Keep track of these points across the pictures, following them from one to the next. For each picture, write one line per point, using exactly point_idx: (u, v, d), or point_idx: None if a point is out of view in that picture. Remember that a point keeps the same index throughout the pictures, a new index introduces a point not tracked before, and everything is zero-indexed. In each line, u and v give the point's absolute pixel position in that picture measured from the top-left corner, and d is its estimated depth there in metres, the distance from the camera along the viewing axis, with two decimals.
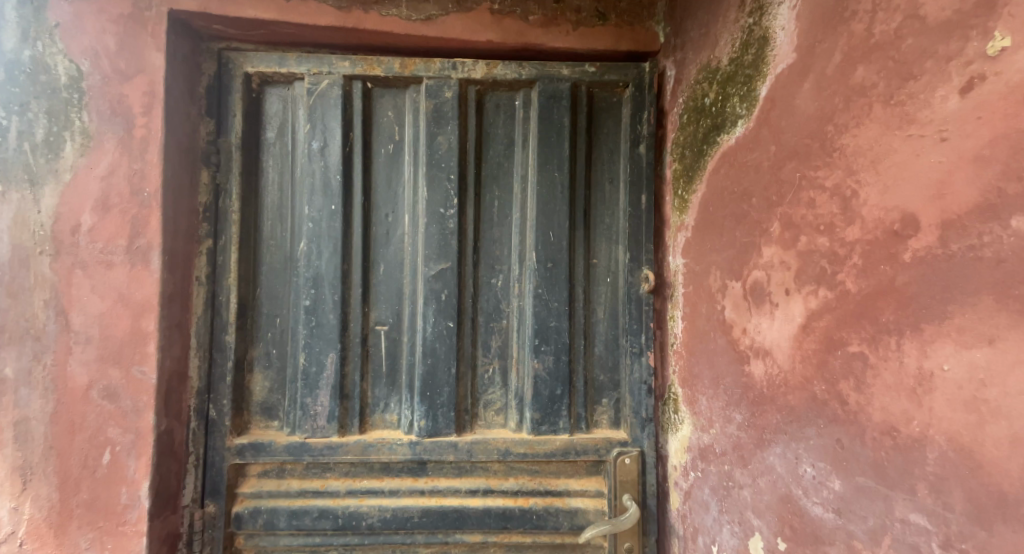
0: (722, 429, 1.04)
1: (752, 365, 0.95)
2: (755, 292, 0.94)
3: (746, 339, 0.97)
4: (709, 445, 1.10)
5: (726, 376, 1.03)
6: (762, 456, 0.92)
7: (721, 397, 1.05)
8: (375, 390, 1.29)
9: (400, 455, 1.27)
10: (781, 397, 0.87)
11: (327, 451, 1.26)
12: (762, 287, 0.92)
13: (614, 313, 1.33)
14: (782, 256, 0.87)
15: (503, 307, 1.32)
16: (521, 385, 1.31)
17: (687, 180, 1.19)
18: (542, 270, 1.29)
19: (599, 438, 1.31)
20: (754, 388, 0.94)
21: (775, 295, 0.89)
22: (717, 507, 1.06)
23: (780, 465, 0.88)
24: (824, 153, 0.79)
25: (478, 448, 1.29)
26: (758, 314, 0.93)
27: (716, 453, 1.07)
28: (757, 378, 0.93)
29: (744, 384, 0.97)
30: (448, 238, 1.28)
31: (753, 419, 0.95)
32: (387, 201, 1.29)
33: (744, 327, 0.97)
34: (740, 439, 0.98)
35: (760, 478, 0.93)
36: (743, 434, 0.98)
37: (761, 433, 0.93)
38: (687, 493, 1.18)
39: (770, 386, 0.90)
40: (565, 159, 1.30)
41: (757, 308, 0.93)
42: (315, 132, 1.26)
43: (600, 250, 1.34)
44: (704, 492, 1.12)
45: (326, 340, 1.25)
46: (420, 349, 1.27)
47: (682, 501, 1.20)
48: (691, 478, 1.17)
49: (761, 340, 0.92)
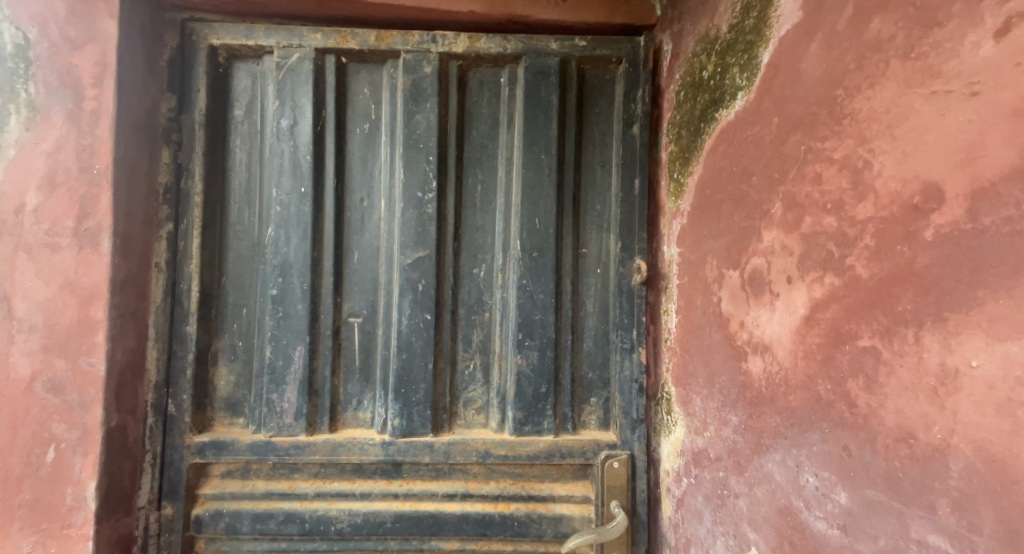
0: (718, 433, 0.97)
1: (750, 362, 0.88)
2: (755, 282, 0.87)
3: (744, 334, 0.90)
4: (702, 449, 1.03)
5: (722, 374, 0.96)
6: (761, 462, 0.84)
7: (716, 397, 0.98)
8: (348, 387, 1.20)
9: (372, 456, 1.19)
10: (782, 395, 0.79)
11: (294, 451, 1.17)
12: (762, 275, 0.84)
13: (604, 308, 1.25)
14: (784, 240, 0.79)
15: (485, 299, 1.23)
16: (504, 382, 1.22)
17: (684, 161, 1.12)
18: (527, 259, 1.20)
19: (586, 440, 1.22)
20: (753, 386, 0.86)
21: (775, 283, 0.81)
22: (710, 518, 0.99)
23: (779, 475, 0.79)
24: (832, 121, 0.70)
25: (455, 450, 1.20)
26: (757, 306, 0.86)
27: (710, 458, 0.99)
28: (755, 377, 0.86)
29: (742, 383, 0.90)
30: (426, 224, 1.19)
31: (750, 421, 0.87)
32: (361, 185, 1.21)
33: (742, 320, 0.90)
34: (736, 443, 0.91)
35: (757, 488, 0.85)
36: (739, 438, 0.90)
37: (760, 437, 0.84)
38: (680, 500, 1.10)
39: (768, 385, 0.82)
40: (553, 140, 1.21)
41: (757, 298, 0.86)
42: (285, 108, 1.17)
43: (590, 239, 1.25)
44: (697, 501, 1.04)
45: (294, 332, 1.17)
46: (396, 342, 1.19)
47: (674, 508, 1.12)
48: (684, 484, 1.09)
49: (760, 334, 0.85)
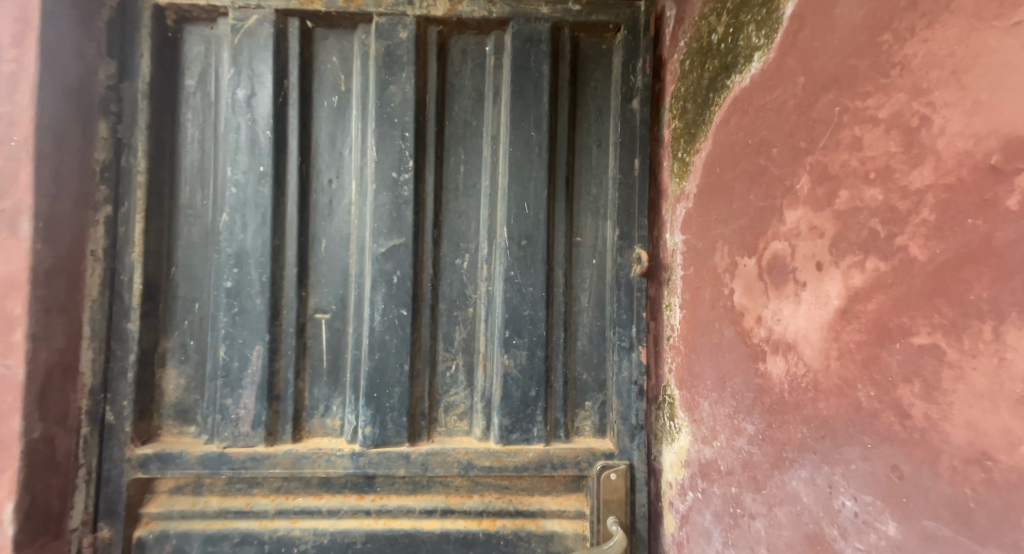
0: (729, 443, 0.87)
1: (768, 363, 0.78)
2: (775, 270, 0.75)
3: (760, 330, 0.79)
4: (711, 461, 0.92)
5: (734, 376, 0.86)
6: (782, 479, 0.73)
7: (727, 402, 0.88)
8: (314, 391, 1.08)
9: (340, 469, 1.06)
10: (813, 402, 0.68)
11: (251, 464, 1.04)
12: (783, 262, 0.73)
13: (600, 302, 1.12)
14: (811, 221, 0.68)
15: (469, 292, 1.10)
16: (489, 385, 1.09)
17: (689, 138, 1.00)
18: (514, 249, 1.08)
19: (580, 449, 1.10)
20: (774, 392, 0.76)
21: (801, 271, 0.70)
22: (721, 538, 0.89)
23: (807, 496, 0.68)
24: (877, 73, 0.59)
25: (434, 461, 1.07)
26: (777, 298, 0.75)
27: (720, 471, 0.89)
28: (775, 381, 0.76)
29: (759, 387, 0.80)
30: (401, 209, 1.06)
31: (769, 432, 0.77)
32: (330, 164, 1.08)
33: (759, 314, 0.80)
34: (752, 456, 0.81)
35: (778, 509, 0.74)
36: (755, 450, 0.80)
37: (781, 450, 0.74)
38: (685, 516, 0.99)
39: (792, 389, 0.72)
40: (544, 116, 1.08)
41: (778, 289, 0.75)
42: (241, 77, 1.04)
43: (585, 226, 1.12)
44: (704, 518, 0.94)
45: (252, 329, 1.04)
46: (367, 341, 1.06)
47: (678, 525, 1.02)
48: (690, 499, 0.99)
49: (781, 330, 0.74)
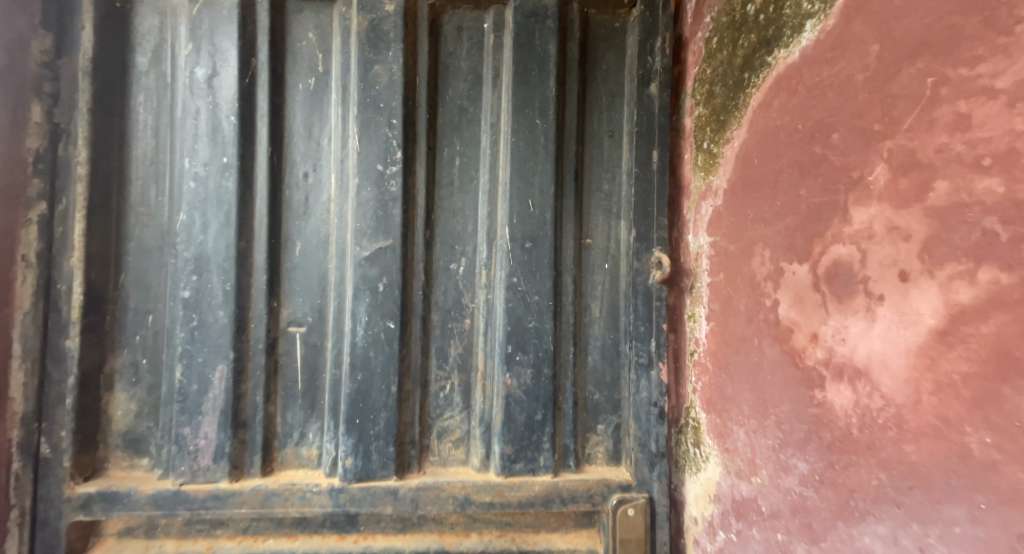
0: (773, 482, 0.75)
1: (827, 392, 0.65)
2: (837, 279, 0.63)
3: (814, 350, 0.67)
4: (749, 499, 0.80)
5: (778, 402, 0.74)
6: (848, 533, 0.63)
7: (770, 433, 0.75)
8: (287, 416, 0.93)
9: (316, 507, 0.92)
10: (894, 444, 0.57)
11: (212, 504, 0.90)
12: (849, 271, 0.61)
13: (613, 312, 0.99)
14: (891, 220, 0.56)
15: (466, 302, 0.97)
16: (489, 409, 0.96)
17: (718, 126, 0.87)
18: (518, 253, 0.94)
19: (592, 481, 0.97)
20: (837, 426, 0.64)
21: (875, 282, 0.58)
22: None
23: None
24: (990, 33, 0.48)
25: (426, 497, 0.94)
26: (840, 313, 0.63)
27: (761, 513, 0.77)
28: (838, 412, 0.64)
29: (814, 418, 0.68)
30: (388, 207, 0.92)
31: (829, 473, 0.65)
32: (305, 155, 0.93)
33: (814, 332, 0.67)
34: (806, 501, 0.69)
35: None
36: (809, 493, 0.69)
37: (847, 498, 0.63)
38: None
39: (864, 426, 0.60)
40: (550, 101, 0.95)
41: (842, 303, 0.63)
42: (202, 55, 0.90)
43: (596, 227, 0.99)
44: None
45: (214, 346, 0.90)
46: (349, 360, 0.92)
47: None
48: (720, 539, 0.86)
49: (847, 352, 0.62)
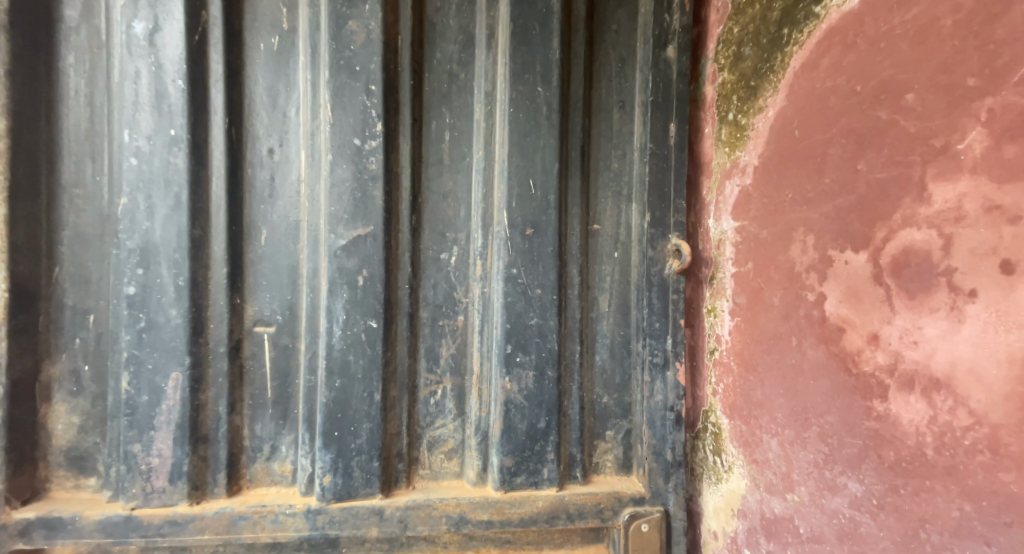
0: (815, 502, 0.64)
1: (892, 403, 0.55)
2: (907, 272, 0.53)
3: (871, 352, 0.57)
4: (782, 518, 0.69)
5: (824, 411, 0.63)
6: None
7: (812, 448, 0.64)
8: (256, 428, 0.82)
9: (290, 532, 0.80)
10: (985, 471, 0.48)
11: (169, 531, 0.78)
12: (926, 261, 0.52)
13: (623, 307, 0.88)
14: (989, 197, 0.47)
15: (458, 296, 0.85)
16: (486, 416, 0.85)
17: (748, 93, 0.75)
18: (518, 240, 0.83)
19: (602, 494, 0.86)
20: (903, 444, 0.54)
21: (963, 274, 0.49)
22: None
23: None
24: None
25: (416, 517, 0.82)
26: (912, 310, 0.53)
27: (799, 535, 0.67)
28: (906, 427, 0.54)
29: (873, 433, 0.57)
30: (368, 188, 0.80)
31: (894, 499, 0.55)
32: (271, 128, 0.81)
33: (874, 332, 0.57)
34: (860, 525, 0.59)
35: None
36: (865, 515, 0.58)
37: (915, 529, 0.54)
38: None
39: (943, 448, 0.51)
40: (554, 66, 0.83)
41: (914, 299, 0.53)
42: (141, 6, 0.76)
43: (604, 210, 0.88)
44: None
45: (167, 351, 0.77)
46: (325, 364, 0.80)
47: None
48: None
49: (920, 356, 0.53)
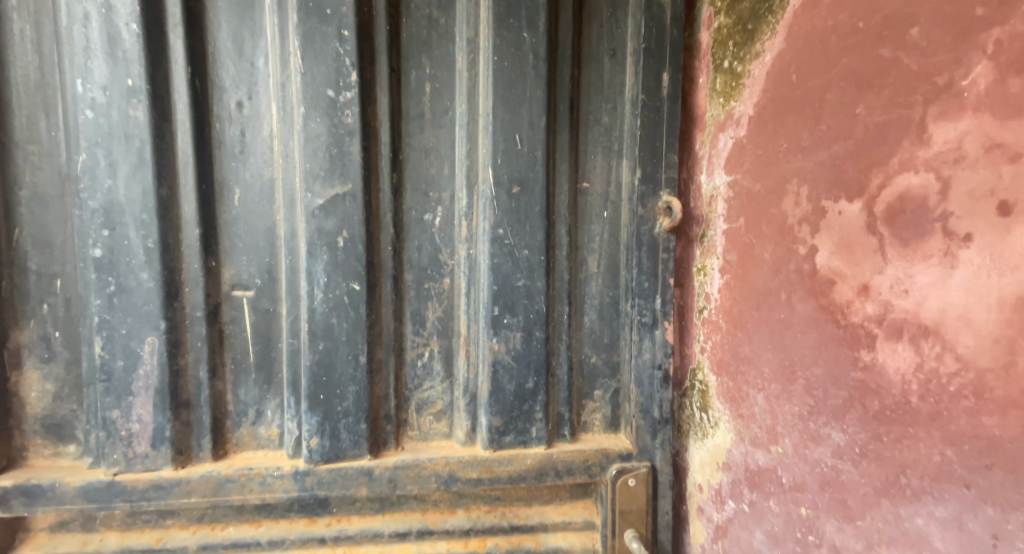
0: (798, 452, 0.63)
1: (879, 352, 0.54)
2: (901, 219, 0.51)
3: (860, 303, 0.55)
4: (765, 470, 0.69)
5: (809, 363, 0.61)
6: (894, 512, 0.53)
7: (796, 400, 0.64)
8: (240, 392, 0.81)
9: (278, 493, 0.80)
10: (968, 416, 0.47)
11: (154, 495, 0.77)
12: (920, 206, 0.50)
13: (613, 267, 0.87)
14: (991, 136, 0.45)
15: (443, 259, 0.83)
16: (474, 378, 0.84)
17: (743, 38, 0.72)
18: (504, 198, 0.80)
19: (590, 451, 0.87)
20: (888, 393, 0.53)
21: (959, 219, 0.47)
22: None
23: (946, 542, 0.49)
24: None
25: (405, 477, 0.83)
26: (903, 258, 0.51)
27: (781, 485, 0.66)
28: (891, 377, 0.52)
29: (858, 382, 0.56)
30: (344, 143, 0.76)
31: (876, 446, 0.54)
32: (238, 79, 0.76)
33: (863, 283, 0.55)
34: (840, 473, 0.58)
35: (884, 549, 0.54)
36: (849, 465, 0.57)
37: (896, 474, 0.52)
38: (722, 529, 0.78)
39: (927, 395, 0.50)
40: (540, 10, 0.78)
41: (906, 247, 0.51)
42: None
43: (594, 166, 0.85)
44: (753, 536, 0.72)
45: (139, 315, 0.75)
46: (307, 328, 0.78)
47: (709, 536, 0.81)
48: (728, 510, 0.76)
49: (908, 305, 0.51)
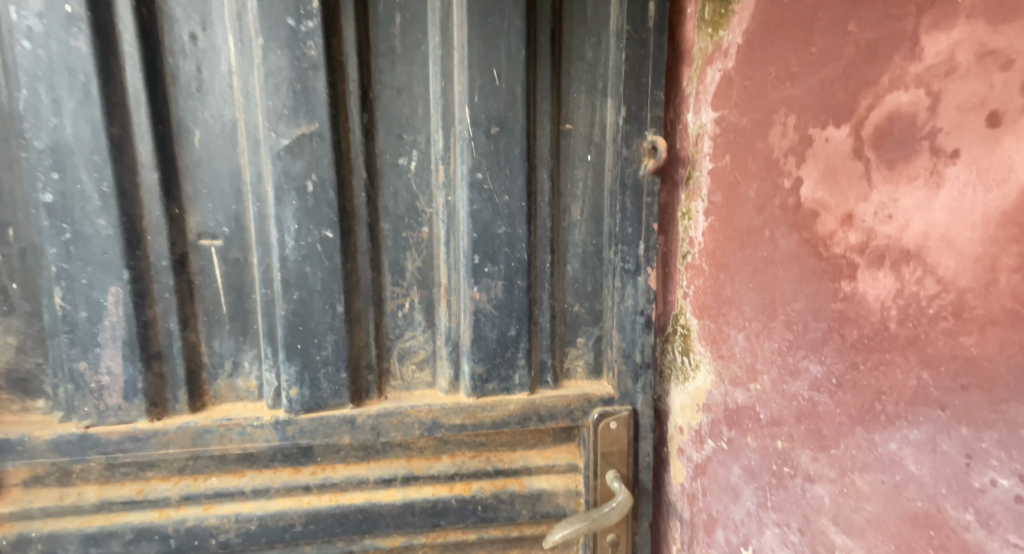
0: (776, 388, 0.64)
1: (859, 281, 0.53)
2: (889, 140, 0.49)
3: (844, 234, 0.54)
4: (742, 407, 0.70)
5: (791, 300, 0.61)
6: (868, 439, 0.53)
7: (776, 336, 0.63)
8: (215, 344, 0.79)
9: (260, 443, 0.80)
10: (946, 337, 0.46)
11: (131, 446, 0.76)
12: (910, 125, 0.48)
13: (596, 213, 0.84)
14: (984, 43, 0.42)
15: (421, 207, 0.80)
16: (456, 327, 0.83)
17: None
18: (482, 139, 0.77)
19: (573, 396, 0.87)
20: (867, 321, 0.52)
21: (949, 134, 0.45)
22: (754, 500, 0.68)
23: (918, 465, 0.48)
24: None
25: (388, 424, 0.82)
26: (889, 182, 0.50)
27: (759, 421, 0.67)
28: (871, 304, 0.52)
29: (836, 313, 0.56)
30: (308, 78, 0.72)
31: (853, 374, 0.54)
32: (190, 7, 0.70)
33: (847, 212, 0.54)
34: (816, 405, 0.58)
35: (857, 475, 0.54)
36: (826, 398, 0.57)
37: (871, 401, 0.52)
38: (702, 467, 0.79)
39: (905, 320, 0.49)
40: None
41: (892, 170, 0.49)
42: None
43: (577, 106, 0.81)
44: (731, 473, 0.73)
45: (100, 264, 0.72)
46: (280, 277, 0.76)
47: (689, 476, 0.83)
48: (707, 449, 0.78)
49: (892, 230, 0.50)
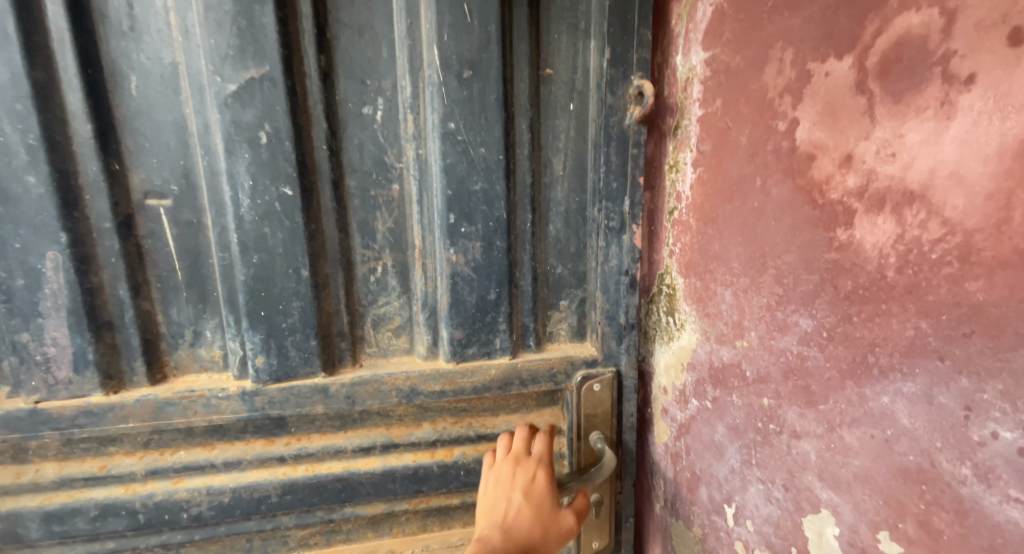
0: (764, 344, 0.61)
1: (856, 230, 0.50)
2: (896, 69, 0.46)
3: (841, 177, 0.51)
4: (727, 365, 0.68)
5: (780, 252, 0.58)
6: (859, 393, 0.51)
7: (765, 292, 0.60)
8: (172, 313, 0.73)
9: (226, 415, 0.76)
10: (950, 283, 0.43)
11: (86, 421, 0.72)
12: (921, 49, 0.44)
13: (578, 167, 0.80)
14: None
15: (389, 162, 0.74)
16: (432, 291, 0.79)
17: None
18: (454, 86, 0.71)
19: (556, 359, 0.84)
20: (863, 271, 0.49)
21: (964, 57, 0.41)
22: (738, 457, 0.67)
23: (912, 418, 0.46)
24: None
25: (364, 392, 0.79)
26: (894, 115, 0.46)
27: (744, 378, 0.65)
28: (868, 252, 0.49)
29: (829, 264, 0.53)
30: (254, 15, 0.65)
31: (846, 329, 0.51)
32: None
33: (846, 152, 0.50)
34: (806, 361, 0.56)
35: (845, 430, 0.52)
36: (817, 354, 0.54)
37: (864, 354, 0.50)
38: (685, 426, 0.77)
39: (904, 268, 0.46)
40: None
41: (898, 102, 0.46)
42: None
43: (557, 51, 0.75)
44: (714, 431, 0.71)
45: (34, 227, 0.66)
46: (238, 239, 0.70)
47: (673, 435, 0.81)
48: (691, 409, 0.76)
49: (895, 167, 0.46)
